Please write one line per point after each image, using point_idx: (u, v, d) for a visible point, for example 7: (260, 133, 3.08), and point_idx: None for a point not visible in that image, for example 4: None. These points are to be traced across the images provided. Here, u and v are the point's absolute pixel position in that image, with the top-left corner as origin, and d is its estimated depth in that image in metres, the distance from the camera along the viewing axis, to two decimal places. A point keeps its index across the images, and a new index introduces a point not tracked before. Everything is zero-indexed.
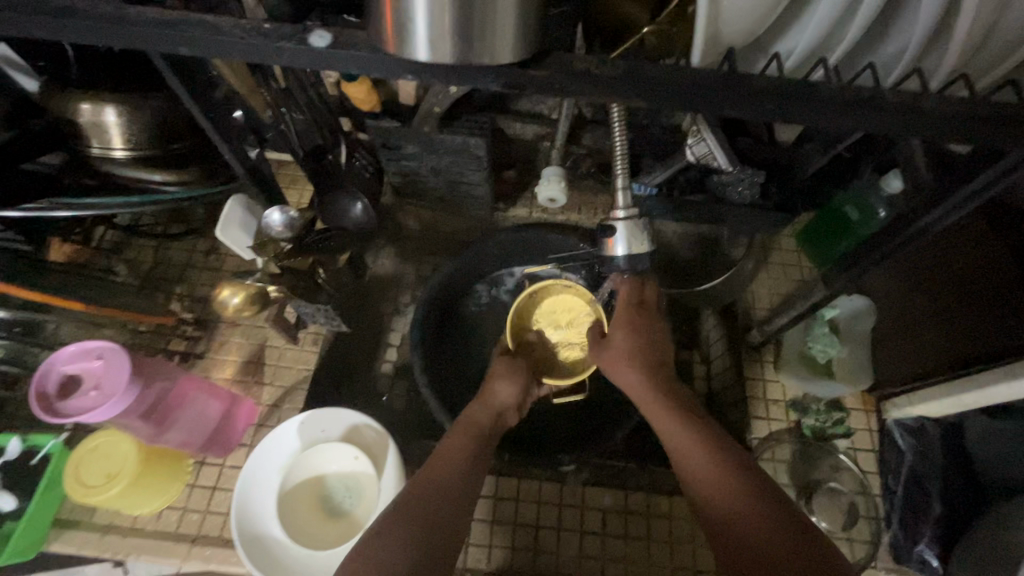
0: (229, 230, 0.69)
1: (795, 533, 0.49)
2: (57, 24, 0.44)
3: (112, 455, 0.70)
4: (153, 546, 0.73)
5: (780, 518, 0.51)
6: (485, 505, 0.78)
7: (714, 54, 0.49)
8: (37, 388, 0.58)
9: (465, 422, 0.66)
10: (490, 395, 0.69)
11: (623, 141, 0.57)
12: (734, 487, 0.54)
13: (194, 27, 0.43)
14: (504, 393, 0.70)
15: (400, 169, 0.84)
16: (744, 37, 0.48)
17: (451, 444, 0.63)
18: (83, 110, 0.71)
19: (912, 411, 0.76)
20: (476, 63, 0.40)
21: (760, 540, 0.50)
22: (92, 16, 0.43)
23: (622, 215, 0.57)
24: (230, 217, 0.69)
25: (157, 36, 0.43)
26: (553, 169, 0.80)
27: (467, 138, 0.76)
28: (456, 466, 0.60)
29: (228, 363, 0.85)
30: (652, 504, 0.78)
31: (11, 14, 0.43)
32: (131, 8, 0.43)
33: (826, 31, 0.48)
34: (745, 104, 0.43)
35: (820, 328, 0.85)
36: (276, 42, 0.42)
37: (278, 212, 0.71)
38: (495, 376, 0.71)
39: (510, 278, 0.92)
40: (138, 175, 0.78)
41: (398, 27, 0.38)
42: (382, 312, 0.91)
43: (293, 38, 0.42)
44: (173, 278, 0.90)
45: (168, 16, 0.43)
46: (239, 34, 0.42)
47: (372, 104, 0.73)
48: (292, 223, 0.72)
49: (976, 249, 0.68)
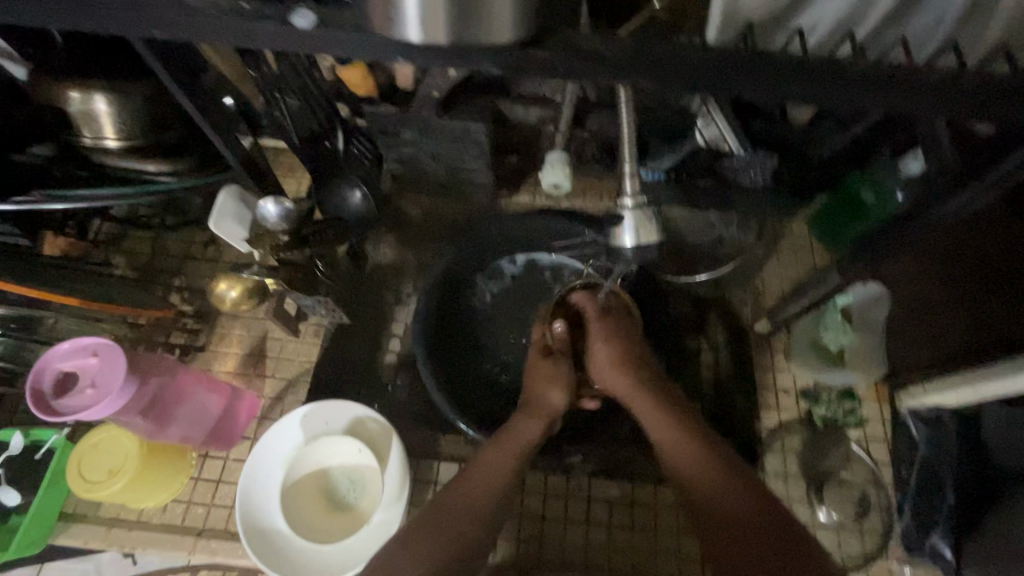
0: (224, 222, 0.68)
1: (759, 516, 0.53)
2: (32, 8, 0.42)
3: (114, 451, 0.69)
4: (157, 539, 0.73)
5: (751, 503, 0.54)
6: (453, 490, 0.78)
7: (729, 32, 0.46)
8: (32, 385, 0.57)
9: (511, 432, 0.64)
10: (541, 404, 0.68)
11: (632, 125, 0.54)
12: (717, 478, 0.56)
13: (170, 8, 0.40)
14: (553, 402, 0.69)
15: (399, 156, 0.81)
16: (764, 13, 0.45)
17: (488, 456, 0.62)
18: (73, 98, 0.69)
19: (925, 401, 0.74)
20: (469, 43, 0.37)
21: (742, 529, 0.52)
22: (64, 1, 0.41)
23: (629, 203, 0.55)
24: (223, 209, 0.67)
25: (131, 18, 0.41)
26: (557, 154, 0.77)
27: (467, 122, 0.73)
28: (501, 479, 0.61)
29: (229, 356, 0.84)
30: (659, 495, 0.77)
31: None
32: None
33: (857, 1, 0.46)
34: (761, 85, 0.41)
35: (832, 316, 0.83)
36: (257, 23, 0.40)
37: (273, 204, 0.69)
38: (540, 384, 0.70)
39: (513, 265, 0.90)
40: (133, 166, 0.77)
41: (383, 6, 0.35)
42: (384, 301, 0.89)
43: (274, 18, 0.40)
44: (171, 270, 0.88)
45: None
46: (217, 15, 0.40)
47: (368, 87, 0.72)
48: (288, 214, 0.69)
49: (1004, 232, 0.65)
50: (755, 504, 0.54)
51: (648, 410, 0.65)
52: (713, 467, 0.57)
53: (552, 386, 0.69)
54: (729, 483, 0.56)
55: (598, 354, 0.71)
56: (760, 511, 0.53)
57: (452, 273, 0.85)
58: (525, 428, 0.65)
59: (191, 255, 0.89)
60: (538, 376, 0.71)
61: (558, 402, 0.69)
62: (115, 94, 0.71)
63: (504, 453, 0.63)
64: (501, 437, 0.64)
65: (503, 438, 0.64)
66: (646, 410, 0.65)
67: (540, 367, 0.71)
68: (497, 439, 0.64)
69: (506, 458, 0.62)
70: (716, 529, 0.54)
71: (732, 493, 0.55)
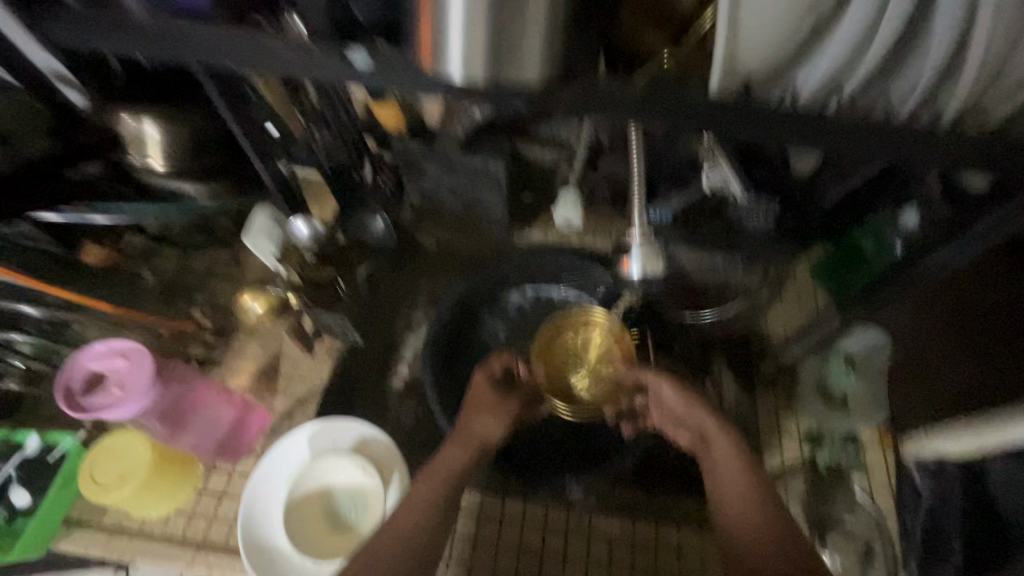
0: (257, 239, 0.75)
1: (776, 546, 0.56)
2: (123, 38, 0.47)
3: (124, 455, 0.71)
4: (158, 550, 0.73)
5: (770, 534, 0.57)
6: (467, 522, 0.77)
7: (732, 84, 0.47)
8: (62, 383, 0.58)
9: (441, 461, 0.65)
10: (468, 433, 0.68)
11: (643, 167, 0.58)
12: (749, 504, 0.60)
13: (249, 45, 0.46)
14: (490, 431, 0.69)
15: (421, 189, 0.86)
16: (762, 72, 0.47)
17: (417, 490, 0.64)
18: (126, 121, 0.75)
19: (929, 450, 0.73)
20: (504, 80, 0.42)
21: (762, 555, 0.56)
22: (154, 34, 0.47)
23: (637, 235, 0.58)
24: (257, 229, 0.75)
25: (213, 50, 0.46)
26: (570, 192, 0.82)
27: (487, 160, 0.78)
28: (428, 508, 0.62)
29: (243, 372, 0.86)
30: (660, 534, 0.77)
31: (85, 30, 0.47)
32: (190, 25, 0.47)
33: (852, 66, 0.46)
34: None
35: (836, 363, 0.85)
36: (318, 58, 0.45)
37: (304, 223, 0.76)
38: (475, 410, 0.70)
39: (522, 298, 0.92)
40: (176, 186, 0.83)
41: (436, 46, 0.40)
42: (396, 328, 0.92)
43: (337, 55, 0.45)
44: (196, 287, 0.92)
45: (223, 32, 0.46)
46: (287, 51, 0.46)
47: (399, 125, 0.79)
48: (316, 235, 0.77)
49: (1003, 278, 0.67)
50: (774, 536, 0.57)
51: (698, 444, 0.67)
52: (746, 498, 0.60)
53: (484, 412, 0.70)
54: (752, 515, 0.59)
55: (662, 387, 0.70)
56: (780, 545, 0.56)
57: (464, 302, 0.88)
58: (453, 456, 0.66)
59: (215, 273, 0.93)
60: (477, 402, 0.70)
61: (494, 431, 0.69)
62: (164, 119, 0.77)
63: (446, 479, 0.64)
64: (430, 465, 0.65)
65: (436, 465, 0.65)
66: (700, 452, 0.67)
67: (478, 395, 0.71)
68: (427, 466, 0.65)
69: (433, 490, 0.64)
70: (738, 547, 0.58)
71: (760, 520, 0.59)
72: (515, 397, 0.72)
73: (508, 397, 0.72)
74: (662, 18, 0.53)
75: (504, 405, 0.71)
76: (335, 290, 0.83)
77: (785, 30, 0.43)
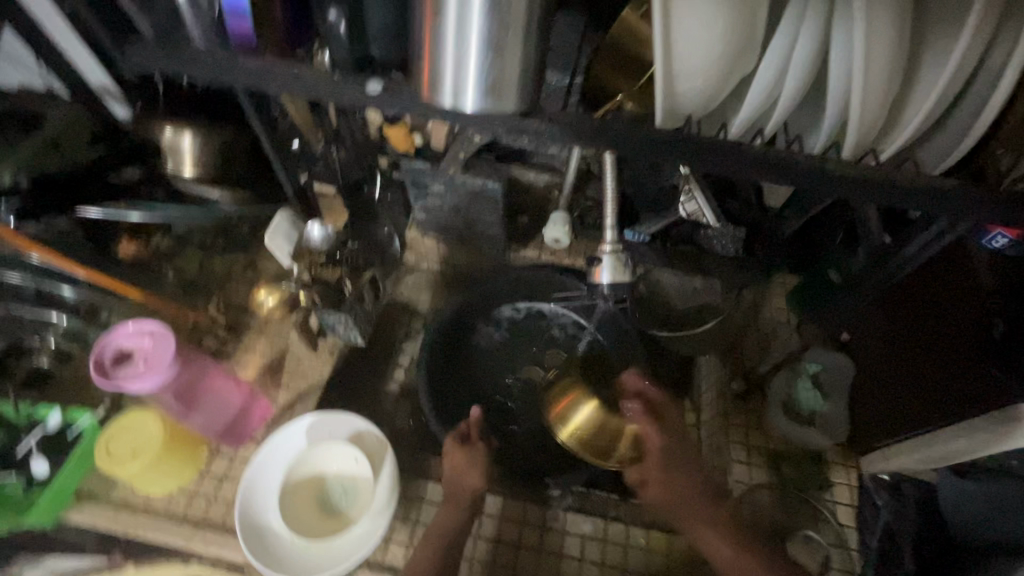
0: (275, 239, 0.83)
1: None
2: (180, 63, 0.56)
3: (140, 433, 0.77)
4: (159, 525, 0.79)
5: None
6: (488, 524, 0.82)
7: (675, 119, 0.55)
8: (96, 356, 0.65)
9: (432, 531, 0.75)
10: (456, 490, 0.77)
11: (615, 190, 0.67)
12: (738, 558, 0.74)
13: (288, 73, 0.55)
14: (468, 484, 0.77)
15: (425, 206, 0.94)
16: (702, 105, 0.55)
17: (419, 553, 0.74)
18: (167, 133, 0.86)
19: (886, 466, 0.81)
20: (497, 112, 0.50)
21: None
22: (208, 62, 0.56)
23: (610, 249, 0.66)
24: (277, 228, 0.83)
25: (255, 78, 0.55)
26: (559, 213, 0.90)
27: (485, 181, 0.86)
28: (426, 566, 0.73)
29: (251, 365, 0.93)
30: (630, 536, 0.81)
31: (150, 54, 0.56)
32: (240, 57, 0.55)
33: (765, 97, 0.54)
34: (725, 162, 0.52)
35: (806, 382, 0.89)
36: (343, 88, 0.53)
37: (318, 227, 0.83)
38: (455, 468, 0.77)
39: (515, 312, 0.99)
40: (202, 191, 0.90)
41: (435, 79, 0.49)
42: (395, 333, 0.99)
43: (356, 85, 0.54)
44: (214, 285, 1.00)
45: (266, 63, 0.55)
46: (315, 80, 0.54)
47: (408, 145, 0.85)
48: (328, 236, 0.83)
49: (952, 315, 0.71)
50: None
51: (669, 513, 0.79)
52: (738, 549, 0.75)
53: (466, 471, 0.77)
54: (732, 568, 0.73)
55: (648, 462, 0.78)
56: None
57: (461, 312, 0.96)
58: (442, 518, 0.76)
59: (232, 275, 1.01)
60: (453, 461, 0.78)
61: (474, 483, 0.77)
62: (200, 132, 0.88)
63: (440, 538, 0.75)
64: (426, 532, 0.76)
65: (430, 536, 0.75)
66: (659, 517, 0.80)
67: (451, 456, 0.78)
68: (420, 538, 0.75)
69: (431, 550, 0.74)
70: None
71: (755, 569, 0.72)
72: (476, 445, 0.79)
73: (472, 448, 0.79)
74: (634, 64, 0.61)
75: (476, 460, 0.78)
76: (342, 291, 0.84)
77: (716, 76, 0.53)
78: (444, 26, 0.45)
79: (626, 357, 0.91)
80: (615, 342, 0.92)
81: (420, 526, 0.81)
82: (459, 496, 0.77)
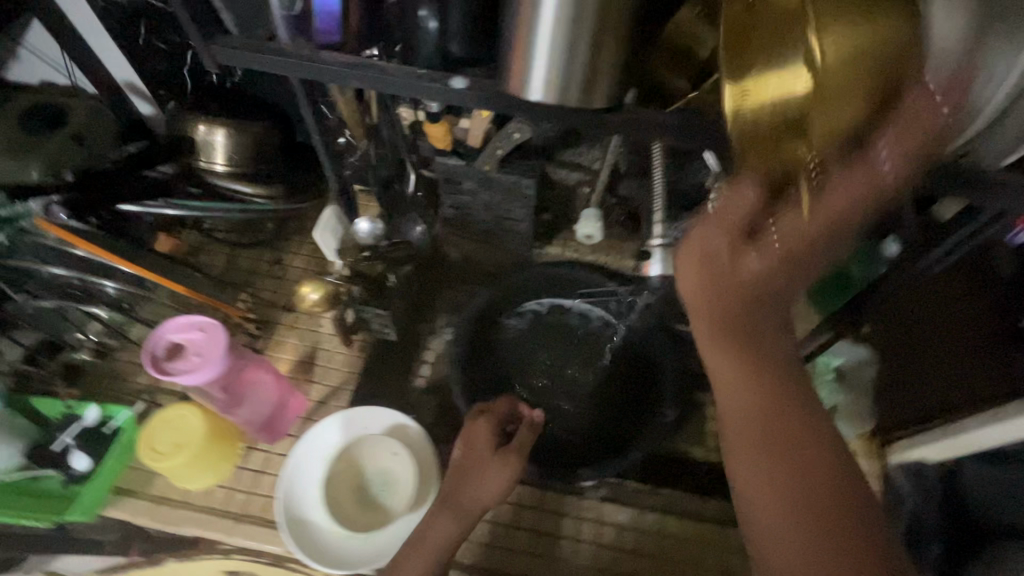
0: (324, 234, 0.87)
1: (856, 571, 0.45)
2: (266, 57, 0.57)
3: (180, 426, 0.77)
4: (200, 519, 0.79)
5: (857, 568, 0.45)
6: (529, 515, 0.84)
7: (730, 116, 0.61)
8: (149, 349, 0.66)
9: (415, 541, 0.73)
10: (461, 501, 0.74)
11: (661, 187, 0.81)
12: (829, 497, 0.47)
13: (368, 68, 0.56)
14: (479, 496, 0.74)
15: (455, 203, 0.95)
16: None
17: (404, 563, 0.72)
18: (200, 130, 0.89)
19: (911, 454, 0.83)
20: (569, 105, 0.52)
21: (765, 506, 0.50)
22: (290, 55, 0.57)
23: (656, 244, 0.82)
24: (325, 225, 0.87)
25: (340, 72, 0.56)
26: (593, 210, 0.92)
27: (520, 178, 0.88)
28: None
29: (284, 361, 0.94)
30: (665, 525, 0.83)
31: (234, 49, 0.58)
32: (323, 52, 0.57)
33: None
34: None
35: (826, 376, 0.93)
36: (428, 83, 0.55)
37: (366, 222, 0.89)
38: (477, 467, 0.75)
39: (539, 307, 1.00)
40: (234, 188, 0.92)
41: (524, 71, 0.50)
42: (420, 329, 1.00)
43: (440, 81, 0.56)
44: (241, 282, 1.00)
45: (354, 60, 0.56)
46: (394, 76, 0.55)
47: (446, 142, 0.85)
48: (375, 231, 0.90)
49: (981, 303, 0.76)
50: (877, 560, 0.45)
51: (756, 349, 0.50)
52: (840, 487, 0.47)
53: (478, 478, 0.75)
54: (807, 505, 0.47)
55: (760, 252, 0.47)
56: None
57: (489, 308, 0.97)
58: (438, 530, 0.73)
59: (258, 271, 1.02)
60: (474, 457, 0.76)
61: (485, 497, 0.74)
62: (232, 129, 0.90)
63: (422, 555, 0.72)
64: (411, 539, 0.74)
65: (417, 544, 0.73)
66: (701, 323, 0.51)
67: (472, 446, 0.76)
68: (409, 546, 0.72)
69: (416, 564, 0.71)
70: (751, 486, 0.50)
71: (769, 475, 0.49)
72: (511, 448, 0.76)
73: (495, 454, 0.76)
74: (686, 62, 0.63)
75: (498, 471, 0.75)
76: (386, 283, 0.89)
77: None
78: (543, 15, 0.46)
79: (651, 352, 0.94)
80: (636, 332, 0.96)
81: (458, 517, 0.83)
82: (462, 504, 0.74)
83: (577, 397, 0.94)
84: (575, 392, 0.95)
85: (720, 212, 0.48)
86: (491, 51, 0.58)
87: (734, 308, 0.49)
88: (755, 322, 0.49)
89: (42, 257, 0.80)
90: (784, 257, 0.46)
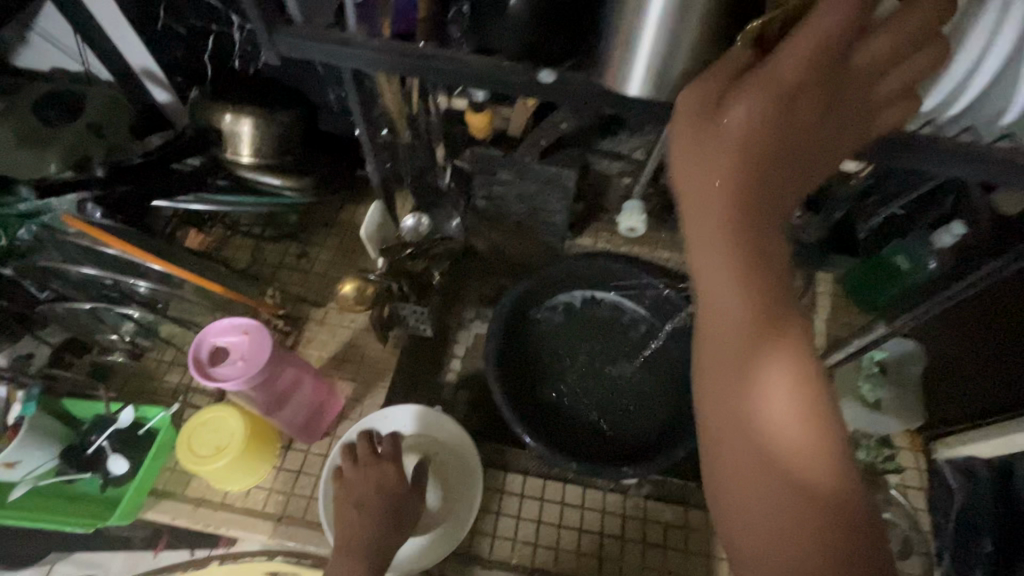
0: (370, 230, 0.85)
1: (794, 495, 0.39)
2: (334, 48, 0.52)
3: (221, 428, 0.75)
4: (241, 522, 0.78)
5: (794, 497, 0.39)
6: (574, 514, 0.82)
7: None
8: (193, 354, 0.64)
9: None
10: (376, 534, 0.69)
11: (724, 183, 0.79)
12: (800, 421, 0.41)
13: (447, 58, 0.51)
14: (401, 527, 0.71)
15: (488, 194, 0.92)
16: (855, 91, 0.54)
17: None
18: (226, 119, 0.85)
19: (960, 451, 0.82)
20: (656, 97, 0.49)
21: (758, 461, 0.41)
22: (361, 45, 0.52)
23: None
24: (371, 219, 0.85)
25: (417, 65, 0.52)
26: (635, 204, 0.96)
27: (559, 170, 0.85)
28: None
29: (315, 358, 0.91)
30: (710, 522, 0.82)
31: (295, 38, 0.53)
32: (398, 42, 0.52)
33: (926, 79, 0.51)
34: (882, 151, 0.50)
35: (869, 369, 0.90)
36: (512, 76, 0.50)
37: (411, 218, 0.90)
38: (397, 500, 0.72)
39: (572, 301, 0.98)
40: (262, 179, 0.88)
41: (623, 63, 0.47)
42: (449, 323, 0.97)
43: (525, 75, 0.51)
44: (267, 276, 0.97)
45: (428, 50, 0.52)
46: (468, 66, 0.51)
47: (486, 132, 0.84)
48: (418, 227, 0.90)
49: None
50: (823, 493, 0.39)
51: (745, 226, 0.41)
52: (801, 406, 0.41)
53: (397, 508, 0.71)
54: (779, 439, 0.41)
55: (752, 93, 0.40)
56: (816, 513, 0.39)
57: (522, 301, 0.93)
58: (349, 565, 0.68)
59: (284, 265, 0.98)
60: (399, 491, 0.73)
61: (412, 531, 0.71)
62: (261, 118, 0.86)
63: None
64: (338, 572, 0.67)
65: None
66: (686, 178, 0.43)
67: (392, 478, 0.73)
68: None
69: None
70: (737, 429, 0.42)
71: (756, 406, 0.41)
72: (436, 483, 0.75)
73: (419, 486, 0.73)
74: None
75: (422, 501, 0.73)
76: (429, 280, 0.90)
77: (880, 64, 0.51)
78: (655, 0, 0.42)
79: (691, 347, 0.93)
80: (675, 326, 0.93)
81: (501, 517, 0.82)
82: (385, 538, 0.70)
83: (614, 391, 0.92)
84: (611, 387, 0.93)
85: (711, 66, 0.43)
86: (564, 40, 0.54)
87: (726, 177, 0.41)
88: (747, 184, 0.41)
89: (69, 257, 0.78)
90: (775, 100, 0.40)
